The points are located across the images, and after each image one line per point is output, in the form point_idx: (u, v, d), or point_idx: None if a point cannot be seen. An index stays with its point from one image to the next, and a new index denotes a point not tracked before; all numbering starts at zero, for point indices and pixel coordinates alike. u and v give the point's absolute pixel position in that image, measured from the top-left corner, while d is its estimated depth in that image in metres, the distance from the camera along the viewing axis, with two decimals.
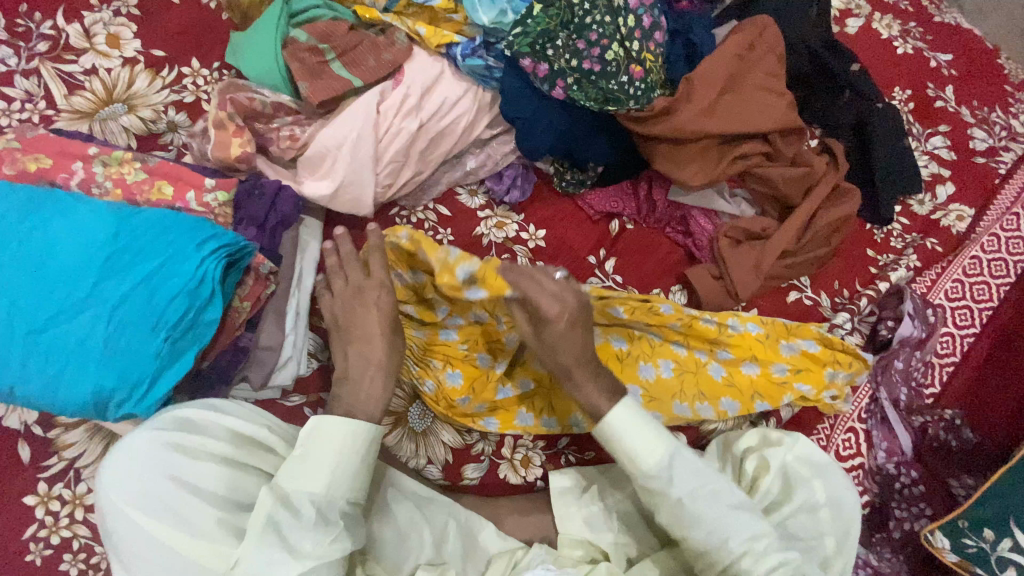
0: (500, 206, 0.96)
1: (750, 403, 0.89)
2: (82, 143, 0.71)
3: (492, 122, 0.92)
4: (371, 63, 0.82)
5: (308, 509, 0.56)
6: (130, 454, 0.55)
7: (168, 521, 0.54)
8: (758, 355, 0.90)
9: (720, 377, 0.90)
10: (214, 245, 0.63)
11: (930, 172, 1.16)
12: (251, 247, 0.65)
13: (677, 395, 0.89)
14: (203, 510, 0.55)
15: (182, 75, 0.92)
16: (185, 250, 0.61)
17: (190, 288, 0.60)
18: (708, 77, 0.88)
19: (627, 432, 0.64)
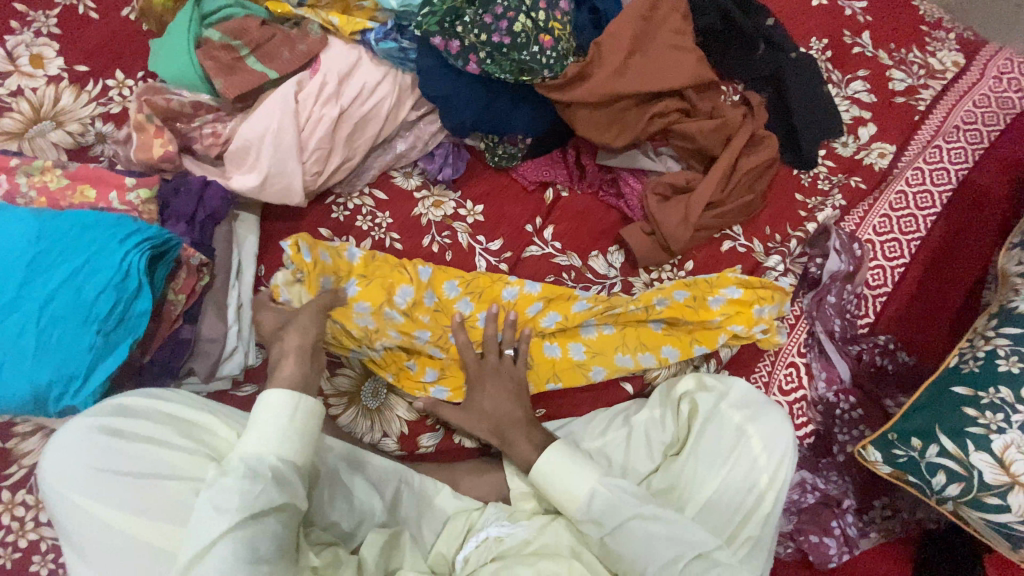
0: (436, 184, 0.99)
1: (688, 348, 0.93)
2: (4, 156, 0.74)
3: (417, 103, 0.95)
4: (286, 55, 0.85)
5: (236, 467, 0.59)
6: (71, 444, 0.58)
7: (117, 504, 0.56)
8: (691, 310, 0.94)
9: (659, 330, 0.94)
10: (137, 239, 0.66)
11: (851, 116, 1.21)
12: (177, 241, 0.69)
13: (620, 349, 0.92)
14: (137, 488, 0.57)
15: (108, 87, 0.93)
16: (108, 247, 0.65)
17: (116, 281, 0.64)
18: (615, 40, 0.92)
19: (552, 479, 0.75)
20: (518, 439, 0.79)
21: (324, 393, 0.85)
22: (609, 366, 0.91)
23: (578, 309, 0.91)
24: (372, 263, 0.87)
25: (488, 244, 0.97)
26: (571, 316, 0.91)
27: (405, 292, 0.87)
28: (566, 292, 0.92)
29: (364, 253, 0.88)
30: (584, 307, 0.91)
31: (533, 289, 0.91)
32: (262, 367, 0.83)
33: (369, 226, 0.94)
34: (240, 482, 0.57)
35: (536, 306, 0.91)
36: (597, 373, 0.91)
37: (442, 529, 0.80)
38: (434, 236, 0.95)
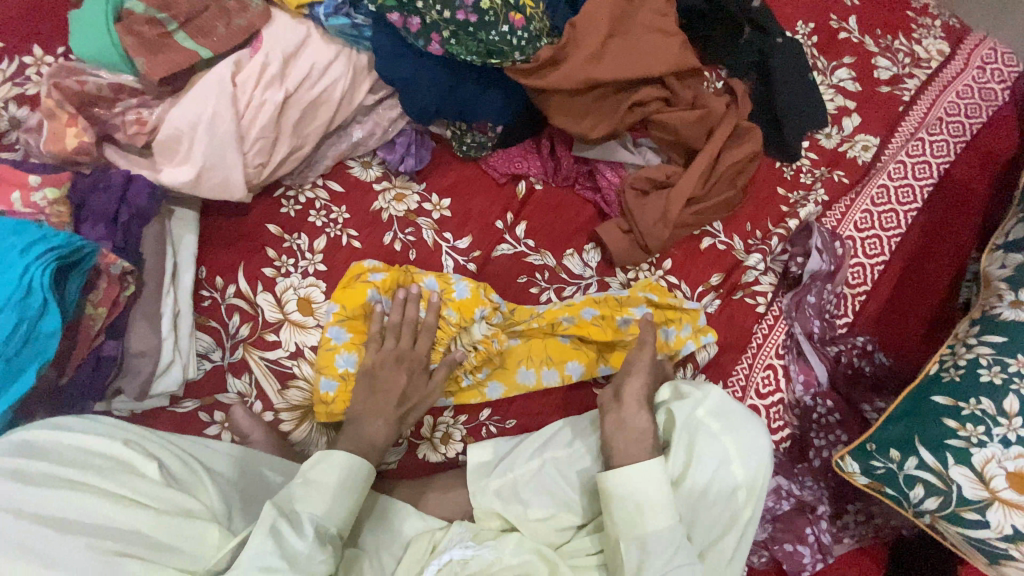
0: (397, 176, 0.91)
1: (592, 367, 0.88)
2: None
3: (374, 87, 0.87)
4: (222, 31, 0.75)
5: (308, 526, 0.60)
6: None
7: (15, 557, 0.47)
8: (599, 329, 0.88)
9: (566, 344, 0.88)
10: (39, 248, 0.58)
11: (836, 106, 1.16)
12: (92, 248, 0.61)
13: (524, 364, 0.86)
14: (51, 537, 0.49)
15: (24, 65, 0.83)
16: (8, 258, 0.56)
17: (17, 298, 0.56)
18: (592, 21, 0.84)
19: (641, 485, 0.70)
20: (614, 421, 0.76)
21: (274, 408, 0.78)
22: (506, 383, 0.86)
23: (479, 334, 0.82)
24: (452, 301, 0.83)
25: (455, 242, 0.91)
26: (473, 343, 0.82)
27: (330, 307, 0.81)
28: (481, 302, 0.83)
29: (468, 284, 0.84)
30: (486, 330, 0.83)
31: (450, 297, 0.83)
32: (204, 381, 0.76)
33: (323, 222, 0.86)
34: (311, 545, 0.58)
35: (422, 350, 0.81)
36: (493, 390, 0.85)
37: (404, 553, 0.74)
38: (396, 233, 0.88)
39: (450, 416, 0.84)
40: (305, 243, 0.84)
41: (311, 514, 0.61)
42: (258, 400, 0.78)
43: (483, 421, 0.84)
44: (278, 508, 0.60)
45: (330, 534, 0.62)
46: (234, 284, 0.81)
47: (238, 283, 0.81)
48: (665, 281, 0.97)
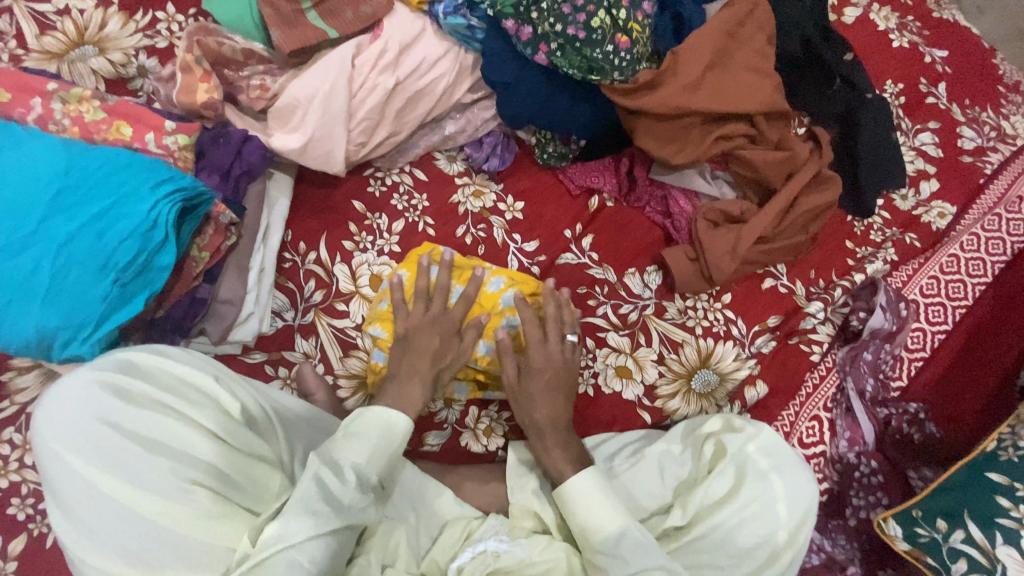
0: (478, 173, 0.95)
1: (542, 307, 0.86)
2: (42, 78, 0.70)
3: (474, 87, 0.91)
4: (349, 16, 0.80)
5: (350, 471, 0.59)
6: (74, 404, 0.53)
7: (109, 470, 0.51)
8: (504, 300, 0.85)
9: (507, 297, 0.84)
10: (168, 187, 0.63)
11: (915, 168, 1.16)
12: (209, 196, 0.65)
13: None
14: (142, 457, 0.52)
15: (156, 19, 0.89)
16: (139, 192, 0.61)
17: (142, 230, 0.60)
18: (693, 52, 0.86)
19: (593, 501, 0.71)
20: (558, 447, 0.76)
21: (333, 372, 0.81)
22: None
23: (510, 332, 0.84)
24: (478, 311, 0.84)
25: (523, 244, 0.94)
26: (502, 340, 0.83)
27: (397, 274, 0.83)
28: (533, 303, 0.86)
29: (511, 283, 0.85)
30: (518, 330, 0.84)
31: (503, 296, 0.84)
32: (275, 336, 0.80)
33: (404, 206, 0.90)
34: (354, 492, 0.59)
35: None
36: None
37: (438, 536, 0.76)
38: (469, 227, 0.92)
39: (495, 410, 0.87)
40: (384, 224, 0.88)
41: (357, 460, 0.61)
42: (320, 363, 0.81)
43: None
44: (321, 457, 0.59)
45: (371, 483, 0.62)
46: (315, 251, 0.85)
47: (319, 251, 0.85)
48: (722, 315, 0.97)
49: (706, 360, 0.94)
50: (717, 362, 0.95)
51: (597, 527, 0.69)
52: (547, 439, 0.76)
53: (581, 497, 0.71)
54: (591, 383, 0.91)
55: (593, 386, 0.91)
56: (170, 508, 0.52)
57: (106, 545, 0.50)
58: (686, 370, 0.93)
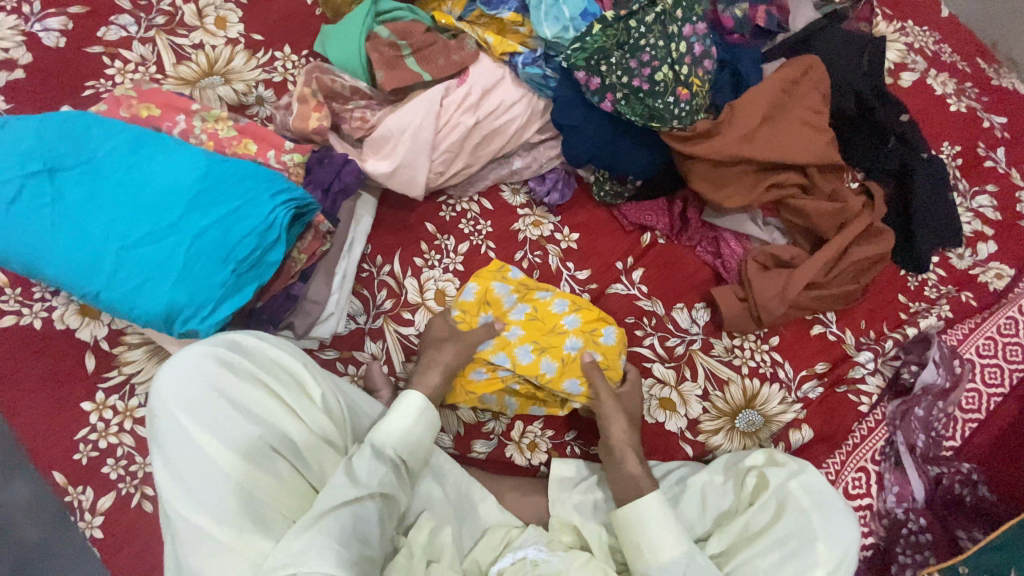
0: (539, 206, 1.03)
1: (595, 329, 0.90)
2: (186, 100, 0.84)
3: (542, 128, 1.00)
4: (441, 62, 0.92)
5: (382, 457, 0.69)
6: (190, 368, 0.61)
7: (209, 429, 0.59)
8: (547, 317, 0.91)
9: (560, 313, 0.91)
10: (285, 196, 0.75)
11: (972, 229, 1.16)
12: (316, 207, 0.77)
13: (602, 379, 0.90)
14: (237, 423, 0.61)
15: (275, 58, 1.04)
16: (262, 198, 0.73)
17: (261, 229, 0.72)
18: (750, 106, 0.92)
19: (655, 522, 0.73)
20: (626, 463, 0.81)
21: (396, 374, 0.88)
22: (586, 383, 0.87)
23: (569, 349, 0.89)
24: (535, 326, 0.90)
25: (576, 272, 1.00)
26: (561, 356, 0.88)
27: (470, 287, 0.92)
28: (594, 326, 0.90)
29: (569, 304, 0.92)
30: (576, 348, 0.89)
31: (565, 316, 0.91)
32: (348, 337, 0.89)
33: (470, 230, 0.98)
34: (376, 470, 0.66)
35: (526, 352, 0.88)
36: (572, 388, 0.87)
37: (479, 539, 0.80)
38: (527, 253, 0.99)
39: (540, 428, 0.91)
40: (451, 244, 0.97)
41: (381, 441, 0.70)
42: (385, 364, 0.89)
43: (568, 440, 0.91)
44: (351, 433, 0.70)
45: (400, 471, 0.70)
46: (390, 264, 0.94)
47: (393, 265, 0.94)
48: (769, 357, 0.99)
49: (751, 401, 0.96)
50: (763, 404, 0.96)
51: (656, 547, 0.72)
52: (621, 454, 0.82)
53: (646, 518, 0.74)
54: None
55: None
56: (249, 469, 0.59)
57: (191, 494, 0.57)
58: (730, 409, 0.95)
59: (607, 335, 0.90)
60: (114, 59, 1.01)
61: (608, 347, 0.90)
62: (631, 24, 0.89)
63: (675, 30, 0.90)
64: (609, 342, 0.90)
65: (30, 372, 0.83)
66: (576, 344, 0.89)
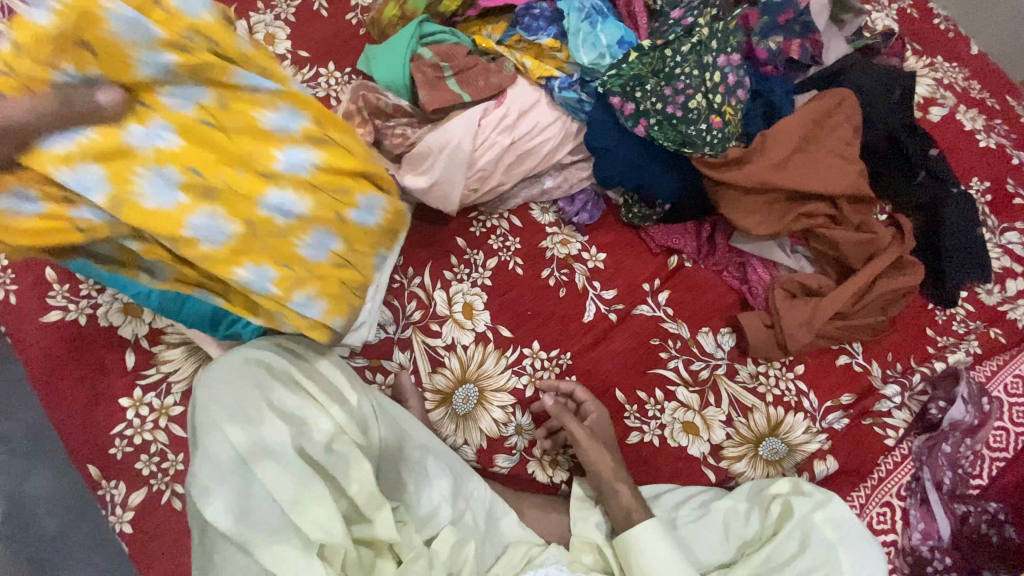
0: (567, 225, 1.05)
1: (315, 168, 0.72)
2: None
3: (574, 150, 1.02)
4: (481, 84, 0.95)
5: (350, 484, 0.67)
6: (233, 367, 0.68)
7: (239, 418, 0.63)
8: (220, 125, 0.66)
9: (264, 122, 0.68)
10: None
11: (1001, 265, 1.15)
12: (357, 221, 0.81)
13: (361, 274, 0.78)
14: (263, 414, 0.65)
15: (319, 74, 1.09)
16: None
17: None
18: (781, 136, 0.94)
19: (651, 552, 0.76)
20: (615, 492, 0.82)
21: (423, 385, 0.91)
22: (280, 282, 0.70)
23: (274, 211, 0.69)
24: (213, 115, 0.66)
25: (602, 292, 1.01)
26: (248, 217, 0.67)
27: (143, 29, 0.60)
28: (335, 184, 0.73)
29: (280, 100, 0.69)
30: (290, 217, 0.70)
31: (284, 146, 0.70)
32: (378, 346, 0.92)
33: (499, 246, 1.00)
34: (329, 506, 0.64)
35: (169, 187, 0.64)
36: (302, 304, 0.71)
37: (501, 555, 0.80)
38: (553, 271, 1.01)
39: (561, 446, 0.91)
40: (480, 259, 0.99)
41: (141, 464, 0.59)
42: (412, 374, 0.91)
43: None
44: None
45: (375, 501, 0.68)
46: (420, 276, 0.97)
47: (423, 277, 0.96)
48: (794, 385, 0.99)
49: (775, 429, 0.96)
50: (786, 432, 0.96)
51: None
52: (615, 486, 0.82)
53: (644, 547, 0.77)
54: (657, 434, 0.94)
55: (659, 436, 0.94)
56: (258, 466, 0.62)
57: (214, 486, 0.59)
58: (753, 436, 0.95)
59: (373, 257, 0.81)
60: None
61: (360, 229, 0.78)
62: (667, 53, 0.92)
63: (710, 60, 0.92)
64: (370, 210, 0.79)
65: (74, 366, 0.86)
66: (290, 193, 0.69)
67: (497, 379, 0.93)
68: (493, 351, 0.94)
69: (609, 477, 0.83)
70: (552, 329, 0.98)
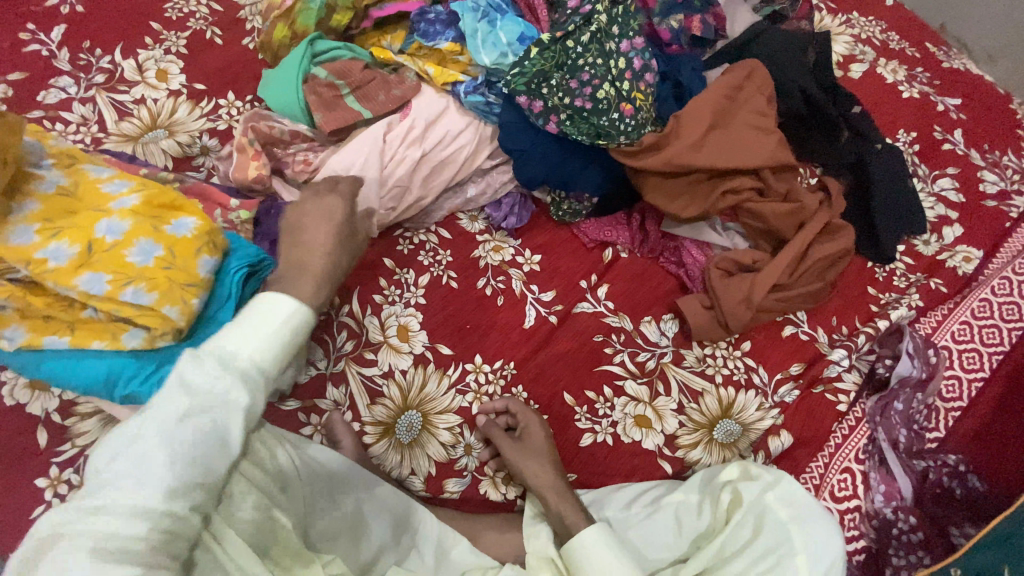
0: (498, 230, 1.02)
1: (97, 192, 0.70)
2: (136, 168, 0.88)
3: (493, 153, 0.99)
4: (382, 99, 0.92)
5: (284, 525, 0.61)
6: None
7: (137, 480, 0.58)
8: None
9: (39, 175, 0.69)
10: (237, 257, 0.75)
11: (936, 214, 1.15)
12: (270, 263, 0.78)
13: (188, 271, 0.67)
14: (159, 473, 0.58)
15: (219, 106, 1.04)
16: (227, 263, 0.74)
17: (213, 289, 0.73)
18: (695, 116, 0.91)
19: (591, 558, 0.75)
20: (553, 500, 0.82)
21: (361, 420, 0.87)
22: (117, 282, 0.65)
23: (103, 233, 0.66)
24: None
25: (541, 294, 0.99)
26: (85, 240, 0.65)
27: None
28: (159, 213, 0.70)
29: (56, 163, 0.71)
30: (117, 235, 0.66)
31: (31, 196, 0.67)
32: (308, 385, 0.87)
33: (430, 261, 0.97)
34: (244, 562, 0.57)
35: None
36: (134, 298, 0.65)
37: None
38: (489, 279, 0.98)
39: None
40: (411, 278, 0.95)
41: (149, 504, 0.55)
42: (348, 410, 0.87)
43: None
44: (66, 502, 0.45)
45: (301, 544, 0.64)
46: (348, 305, 0.92)
47: (351, 305, 0.92)
48: (742, 363, 0.98)
49: (727, 410, 0.95)
50: (739, 412, 0.95)
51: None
52: (549, 497, 0.82)
53: (586, 556, 0.75)
54: (610, 432, 0.92)
55: (612, 435, 0.92)
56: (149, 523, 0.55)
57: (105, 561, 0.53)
58: (707, 420, 0.94)
59: (205, 262, 0.69)
60: (55, 122, 1.00)
61: (178, 239, 0.68)
62: (569, 45, 0.89)
63: (613, 47, 0.89)
64: (182, 231, 0.69)
65: None
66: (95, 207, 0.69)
67: (441, 401, 0.90)
68: (434, 372, 0.91)
69: (540, 485, 0.83)
70: (493, 340, 0.95)
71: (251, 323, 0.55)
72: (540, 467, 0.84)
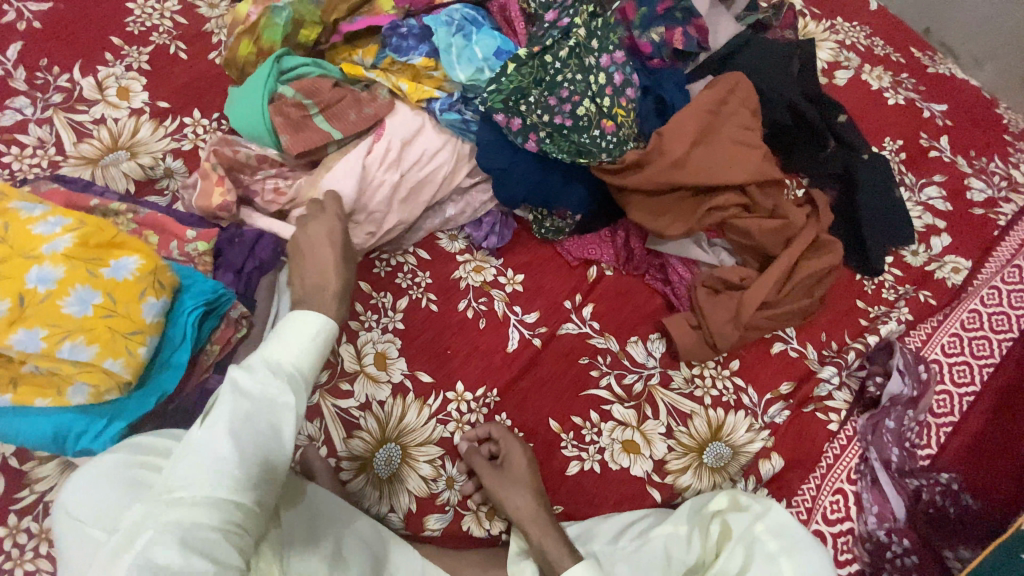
0: (479, 250, 0.99)
1: (21, 230, 0.63)
2: (85, 195, 0.82)
3: (472, 172, 0.95)
4: (353, 118, 0.88)
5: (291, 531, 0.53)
6: (103, 479, 0.56)
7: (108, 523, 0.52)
8: None
9: None
10: (194, 295, 0.71)
11: (924, 223, 1.13)
12: (230, 296, 0.74)
13: (132, 318, 0.64)
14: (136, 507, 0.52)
15: (184, 125, 0.99)
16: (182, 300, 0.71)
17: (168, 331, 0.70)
18: (678, 131, 0.88)
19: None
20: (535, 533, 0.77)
21: (337, 455, 0.83)
22: (53, 337, 0.60)
23: (35, 282, 0.60)
24: None
25: (523, 316, 0.95)
26: (16, 293, 0.60)
27: None
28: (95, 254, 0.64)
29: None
30: (51, 284, 0.61)
31: None
32: None
33: (408, 284, 0.93)
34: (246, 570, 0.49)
35: None
36: (74, 353, 0.61)
37: None
38: (470, 301, 0.94)
39: None
40: (389, 302, 0.92)
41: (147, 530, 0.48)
42: (323, 445, 0.83)
43: None
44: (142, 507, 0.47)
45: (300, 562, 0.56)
46: None
47: None
48: (731, 383, 0.96)
49: (717, 432, 0.92)
50: (729, 434, 0.92)
51: None
52: (530, 530, 0.78)
53: None
54: (597, 459, 0.89)
55: (600, 462, 0.89)
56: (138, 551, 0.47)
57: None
58: (696, 444, 0.91)
59: (152, 305, 0.65)
60: (10, 145, 0.95)
61: (119, 283, 0.64)
62: (547, 60, 0.86)
63: (592, 62, 0.86)
64: (123, 274, 0.64)
65: None
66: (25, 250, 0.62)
67: (422, 432, 0.87)
68: (414, 402, 0.87)
69: (521, 518, 0.79)
70: (475, 366, 0.91)
71: (289, 338, 0.61)
72: (524, 497, 0.80)
